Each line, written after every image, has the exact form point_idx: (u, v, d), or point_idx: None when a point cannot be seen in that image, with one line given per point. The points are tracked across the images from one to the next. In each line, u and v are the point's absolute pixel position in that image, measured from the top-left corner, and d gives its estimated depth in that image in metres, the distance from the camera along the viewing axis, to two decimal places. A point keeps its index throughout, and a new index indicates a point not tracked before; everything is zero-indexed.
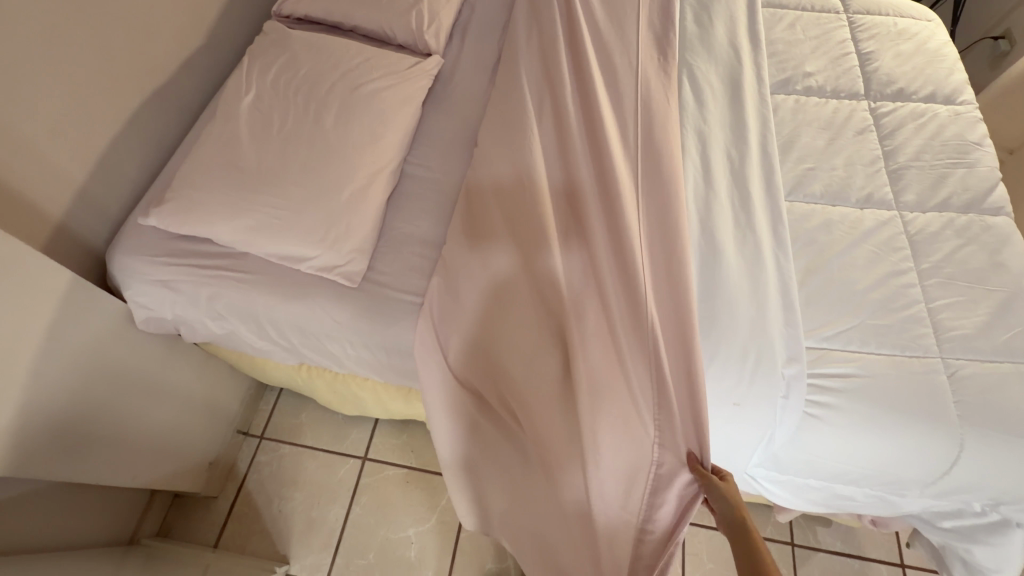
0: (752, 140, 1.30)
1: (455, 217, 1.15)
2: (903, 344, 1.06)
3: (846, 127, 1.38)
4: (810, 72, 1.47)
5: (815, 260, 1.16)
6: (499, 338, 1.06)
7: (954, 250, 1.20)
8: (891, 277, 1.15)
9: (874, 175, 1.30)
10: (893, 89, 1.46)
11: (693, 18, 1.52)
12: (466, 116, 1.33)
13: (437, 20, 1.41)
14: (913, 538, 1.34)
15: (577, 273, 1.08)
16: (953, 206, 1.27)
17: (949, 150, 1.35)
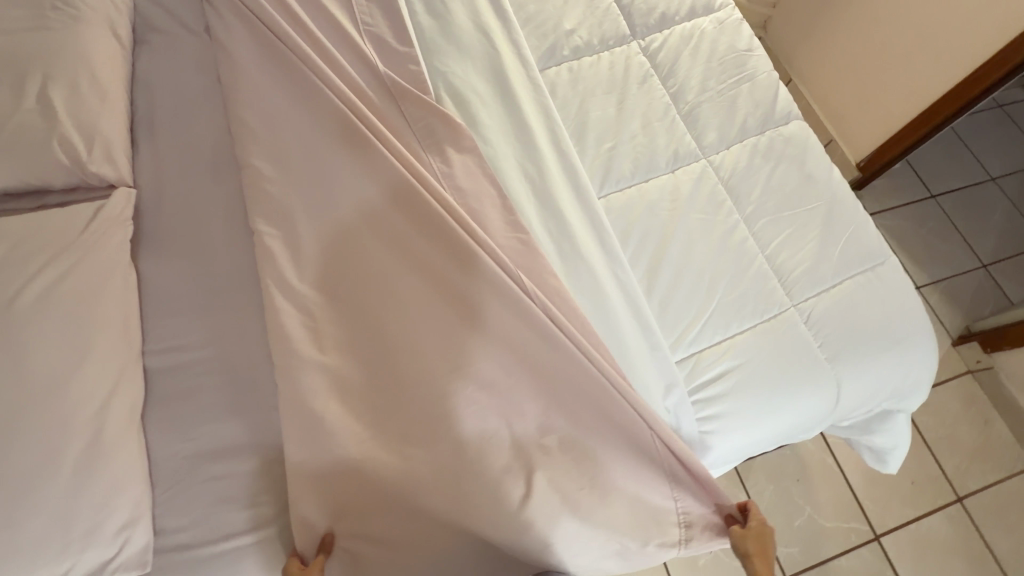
0: (542, 142, 1.13)
1: (246, 196, 1.03)
2: (758, 309, 1.03)
3: (628, 81, 1.25)
4: (571, 28, 1.29)
5: (652, 255, 1.06)
6: (359, 326, 0.95)
7: (769, 179, 1.16)
8: (724, 238, 1.08)
9: (673, 126, 1.20)
10: (656, 17, 1.33)
11: (424, 7, 1.26)
12: (200, 250, 1.01)
13: (98, 137, 1.02)
14: None
15: (389, 196, 1.02)
16: (751, 129, 1.22)
17: (728, 68, 1.29)
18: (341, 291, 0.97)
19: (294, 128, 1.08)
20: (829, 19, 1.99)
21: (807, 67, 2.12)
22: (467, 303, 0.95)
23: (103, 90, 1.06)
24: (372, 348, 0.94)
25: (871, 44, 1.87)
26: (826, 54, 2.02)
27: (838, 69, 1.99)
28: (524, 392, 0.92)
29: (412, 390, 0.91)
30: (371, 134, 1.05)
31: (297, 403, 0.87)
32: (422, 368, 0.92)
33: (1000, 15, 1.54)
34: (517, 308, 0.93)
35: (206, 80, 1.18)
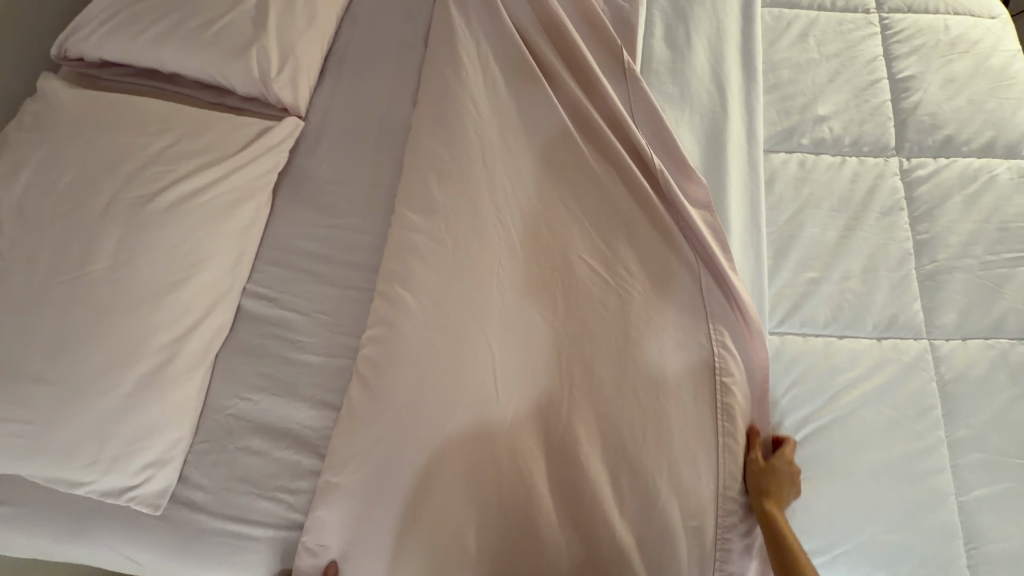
0: (733, 236, 0.93)
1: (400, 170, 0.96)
2: (922, 567, 0.77)
3: (867, 204, 0.99)
4: (824, 115, 1.05)
5: (807, 437, 0.83)
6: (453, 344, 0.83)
7: (1008, 407, 0.86)
8: (911, 453, 0.82)
9: (903, 284, 0.93)
10: (938, 138, 1.04)
11: (664, 33, 1.08)
12: (333, 208, 0.95)
13: (292, 57, 0.98)
14: None
15: (548, 217, 0.92)
16: (1008, 329, 0.92)
17: (1013, 236, 0.97)
18: (448, 301, 0.85)
19: (475, 117, 0.97)
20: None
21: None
22: (578, 354, 0.84)
23: (315, 13, 1.02)
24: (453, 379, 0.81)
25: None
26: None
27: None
28: (598, 510, 0.76)
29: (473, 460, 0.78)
30: (547, 154, 0.97)
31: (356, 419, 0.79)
32: (506, 398, 0.81)
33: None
34: (624, 401, 0.81)
35: (411, 32, 1.10)
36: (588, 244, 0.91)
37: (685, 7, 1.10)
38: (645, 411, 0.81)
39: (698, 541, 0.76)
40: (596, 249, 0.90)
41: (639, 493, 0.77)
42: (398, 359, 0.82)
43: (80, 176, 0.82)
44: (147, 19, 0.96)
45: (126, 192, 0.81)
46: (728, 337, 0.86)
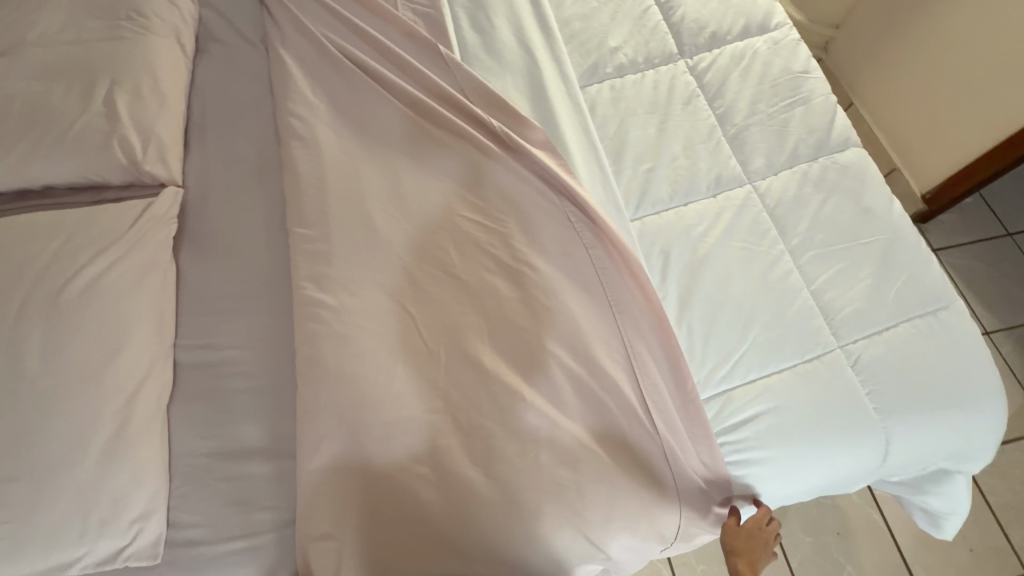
0: (576, 158, 1.10)
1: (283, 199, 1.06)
2: (799, 345, 0.95)
3: (671, 100, 1.21)
4: (615, 46, 1.27)
5: (686, 285, 1.00)
6: (377, 317, 0.94)
7: (819, 210, 1.08)
8: (764, 267, 1.02)
9: (717, 150, 1.15)
10: (706, 36, 1.29)
11: (470, 22, 1.27)
12: (236, 251, 1.04)
13: (153, 138, 1.08)
14: (931, 518, 1.15)
15: (423, 190, 1.06)
16: (803, 155, 1.15)
17: (782, 88, 1.23)
18: (364, 283, 0.96)
19: (337, 137, 1.11)
20: (946, 9, 1.88)
21: (869, 87, 2.18)
22: (482, 287, 0.96)
23: (162, 95, 1.13)
24: (388, 343, 0.92)
25: (994, 45, 1.78)
26: (909, 64, 2.01)
27: (920, 78, 1.99)
28: (540, 404, 0.88)
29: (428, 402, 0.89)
30: (405, 145, 1.11)
31: (313, 409, 0.87)
32: (436, 345, 0.93)
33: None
34: (532, 309, 0.94)
35: (257, 87, 1.23)
36: (464, 198, 1.05)
37: None
38: (551, 314, 0.94)
39: (629, 394, 0.89)
40: (471, 205, 1.04)
41: (570, 375, 0.90)
42: (334, 344, 0.91)
43: None
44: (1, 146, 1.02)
45: (34, 293, 0.87)
46: (598, 238, 1.01)
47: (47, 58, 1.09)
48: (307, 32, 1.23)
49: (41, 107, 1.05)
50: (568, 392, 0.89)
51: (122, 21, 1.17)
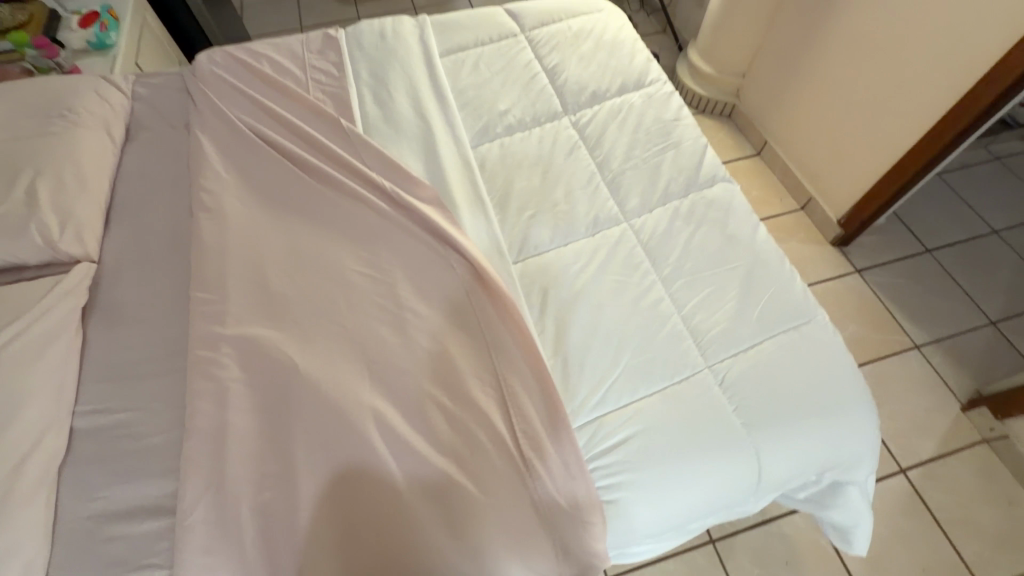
0: (463, 210, 1.20)
1: (188, 267, 1.14)
2: (668, 369, 1.00)
3: (554, 152, 1.33)
4: (504, 109, 1.41)
5: (562, 319, 1.06)
6: (266, 369, 0.98)
7: (688, 241, 1.17)
8: (636, 297, 1.09)
9: (595, 193, 1.25)
10: (587, 95, 1.44)
11: (374, 98, 1.42)
12: (142, 318, 1.11)
13: (72, 219, 1.17)
14: (840, 533, 1.18)
15: (320, 248, 1.14)
16: (674, 193, 1.26)
17: (655, 135, 1.35)
18: (256, 338, 1.02)
19: (242, 206, 1.21)
20: (821, 56, 2.06)
21: (780, 125, 2.36)
22: (369, 334, 1.02)
23: (85, 181, 1.24)
24: (274, 395, 0.96)
25: (864, 84, 1.92)
26: (806, 103, 2.19)
27: (818, 115, 2.15)
28: (417, 442, 0.92)
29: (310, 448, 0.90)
30: (306, 209, 1.21)
31: (196, 464, 0.89)
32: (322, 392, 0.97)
33: (964, 49, 1.60)
34: (413, 351, 1.00)
35: (177, 168, 1.34)
36: (359, 253, 1.14)
37: (383, 76, 1.45)
38: (431, 354, 1.00)
39: (501, 429, 0.94)
40: (361, 259, 1.12)
41: (447, 413, 0.95)
42: (223, 399, 0.95)
43: None
44: None
45: None
46: (480, 279, 1.08)
47: None
48: (223, 117, 1.37)
49: None
50: (444, 430, 0.93)
51: (53, 118, 1.30)
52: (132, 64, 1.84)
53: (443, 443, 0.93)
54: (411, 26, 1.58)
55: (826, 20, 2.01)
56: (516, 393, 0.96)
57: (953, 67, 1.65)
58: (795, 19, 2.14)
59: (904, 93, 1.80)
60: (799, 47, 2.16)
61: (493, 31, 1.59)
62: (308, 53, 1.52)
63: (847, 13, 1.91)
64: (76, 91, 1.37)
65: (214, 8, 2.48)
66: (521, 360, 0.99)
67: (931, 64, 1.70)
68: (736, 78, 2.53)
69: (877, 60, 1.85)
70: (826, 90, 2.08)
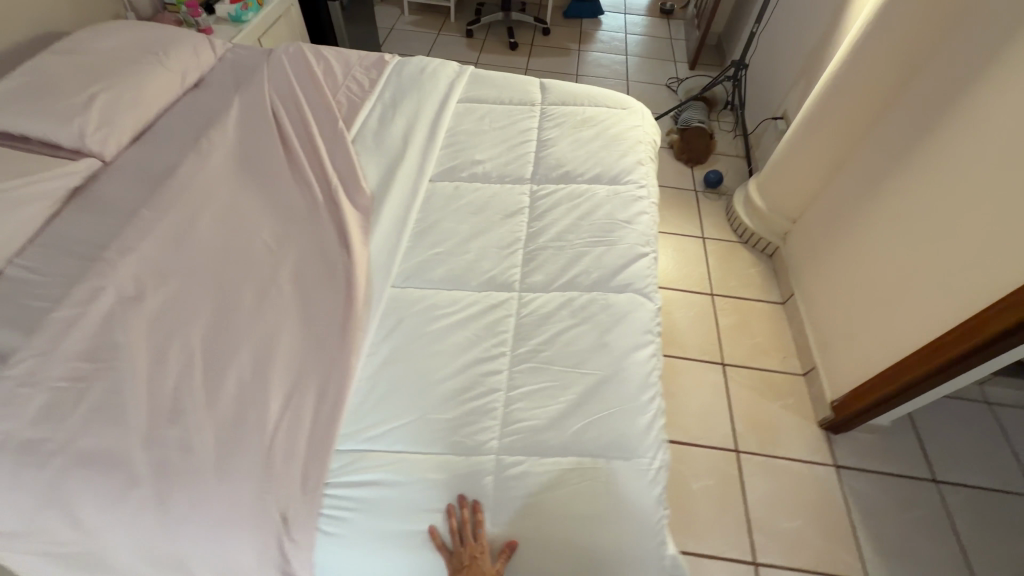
0: (382, 226, 1.30)
1: (155, 187, 1.35)
2: (456, 437, 0.98)
3: (496, 209, 1.38)
4: (479, 159, 1.50)
5: (397, 351, 1.09)
6: (144, 287, 1.13)
7: (560, 332, 1.14)
8: (474, 361, 1.09)
9: (506, 258, 1.28)
10: (559, 172, 1.48)
11: (380, 114, 1.59)
12: (103, 213, 1.32)
13: (108, 125, 1.46)
14: None
15: (252, 211, 1.29)
16: (579, 284, 1.23)
17: (597, 228, 1.35)
18: (156, 260, 1.18)
19: (225, 161, 1.43)
20: (865, 225, 1.90)
21: (811, 282, 2.18)
22: (233, 291, 1.13)
23: (138, 103, 1.54)
24: (133, 307, 1.09)
25: (894, 267, 1.73)
26: (838, 268, 2.01)
27: (845, 284, 1.96)
28: (201, 394, 0.97)
29: (122, 359, 1.00)
30: (266, 177, 1.38)
31: (43, 333, 1.04)
32: (167, 321, 1.07)
33: (995, 260, 1.38)
34: (255, 319, 1.08)
35: (208, 115, 1.60)
36: (279, 225, 1.26)
37: (399, 100, 1.63)
38: (267, 329, 1.07)
39: (276, 417, 0.95)
40: (273, 230, 1.25)
41: (244, 381, 0.99)
42: (97, 294, 1.10)
43: None
44: (13, 100, 1.44)
45: None
46: (348, 286, 1.15)
47: (83, 62, 1.57)
48: (262, 91, 1.64)
49: (55, 86, 1.48)
50: (230, 394, 0.98)
51: (149, 55, 1.66)
52: (256, 39, 2.26)
53: (221, 405, 0.96)
54: (451, 71, 1.78)
55: (879, 191, 1.86)
56: (309, 391, 1.00)
57: (974, 276, 1.44)
58: (852, 181, 2.01)
59: (928, 289, 1.58)
60: (849, 210, 2.01)
61: (515, 95, 1.72)
62: (357, 66, 1.77)
63: (897, 189, 1.76)
64: (179, 43, 1.74)
65: (355, 20, 2.96)
66: (333, 368, 1.03)
67: (958, 267, 1.49)
68: (786, 221, 2.40)
69: (912, 247, 1.67)
70: (860, 261, 1.90)
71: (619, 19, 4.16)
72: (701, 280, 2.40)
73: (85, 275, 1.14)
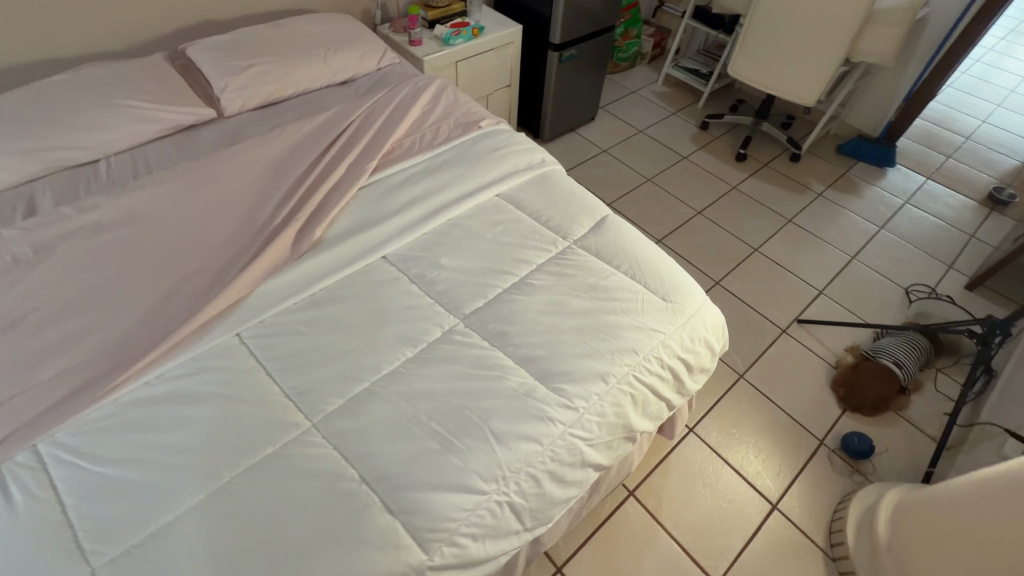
0: (292, 274, 1.26)
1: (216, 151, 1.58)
2: (94, 518, 0.88)
3: (397, 324, 1.18)
4: (441, 265, 1.30)
5: (164, 396, 1.04)
6: (117, 222, 1.34)
7: (287, 501, 0.92)
8: (194, 458, 0.95)
9: (346, 379, 1.09)
10: (498, 328, 1.18)
11: (414, 172, 1.53)
12: (181, 153, 1.61)
13: (244, 91, 1.76)
14: None
15: (237, 208, 1.41)
16: (367, 465, 0.97)
17: (458, 420, 1.03)
18: (146, 206, 1.39)
19: (274, 154, 1.58)
20: None
21: None
22: (147, 263, 1.26)
23: (279, 82, 1.82)
24: (94, 233, 1.31)
25: None
26: None
27: None
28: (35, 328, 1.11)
29: (40, 268, 1.22)
30: (276, 183, 1.48)
31: (39, 219, 1.32)
32: (93, 257, 1.26)
33: None
34: (127, 296, 1.18)
35: (316, 111, 1.79)
36: (235, 228, 1.35)
37: (443, 168, 1.54)
38: (122, 308, 1.16)
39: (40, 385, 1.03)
40: (226, 230, 1.34)
41: (61, 338, 1.10)
42: (90, 210, 1.35)
43: (113, 82, 1.66)
44: (213, 50, 1.85)
45: (114, 96, 1.62)
46: (200, 315, 1.15)
47: (278, 40, 1.92)
48: (362, 108, 1.75)
49: (242, 49, 1.85)
50: (46, 341, 1.09)
51: (323, 49, 1.93)
52: (452, 62, 2.44)
53: (32, 345, 1.08)
54: (524, 162, 1.59)
55: None
56: (76, 379, 1.04)
57: None
58: None
59: None
60: None
61: (557, 217, 1.44)
62: (454, 120, 1.73)
63: None
64: (355, 48, 1.99)
65: (575, 73, 2.93)
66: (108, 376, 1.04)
67: None
68: None
69: None
70: None
71: (913, 181, 3.11)
72: (718, 554, 1.68)
73: (105, 192, 1.41)
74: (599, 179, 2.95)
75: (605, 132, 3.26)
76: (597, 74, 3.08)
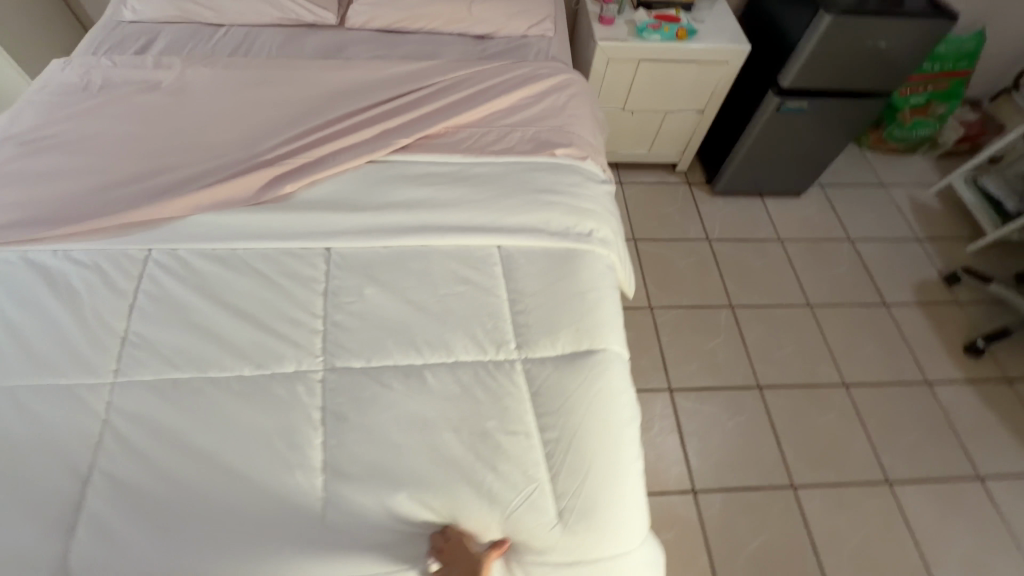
0: (234, 219, 1.14)
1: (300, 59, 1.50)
2: None
3: (267, 333, 1.01)
4: (364, 295, 1.06)
5: (55, 274, 1.05)
6: (169, 87, 1.37)
7: (29, 447, 0.87)
8: (18, 351, 0.95)
9: (176, 358, 0.97)
10: (343, 409, 0.92)
11: (438, 173, 1.26)
12: (281, 47, 1.58)
13: (371, 9, 1.63)
14: None
15: (257, 119, 1.31)
16: (109, 466, 0.86)
17: (215, 485, 0.86)
18: (199, 81, 1.38)
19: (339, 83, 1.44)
20: None
21: None
22: (150, 136, 1.25)
23: (409, 12, 1.64)
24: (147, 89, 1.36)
25: None
26: None
27: None
28: (36, 152, 1.20)
29: (88, 103, 1.31)
30: (309, 113, 1.34)
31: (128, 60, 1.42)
32: (125, 110, 1.30)
33: None
34: (110, 160, 1.20)
35: (422, 57, 1.58)
36: (237, 142, 1.26)
37: (469, 184, 1.23)
38: (97, 170, 1.18)
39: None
40: (228, 141, 1.27)
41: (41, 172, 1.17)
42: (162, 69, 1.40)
43: None
44: None
45: None
46: (132, 213, 1.11)
47: None
48: (457, 72, 1.48)
49: None
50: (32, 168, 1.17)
51: None
52: (634, 59, 1.97)
53: (22, 165, 1.18)
54: (564, 225, 1.20)
55: None
56: (16, 215, 1.10)
57: None
58: None
59: None
60: None
61: (534, 317, 1.05)
62: (536, 131, 1.36)
63: None
64: (510, 3, 1.68)
65: (797, 132, 2.17)
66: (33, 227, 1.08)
67: None
68: None
69: None
70: None
71: None
72: None
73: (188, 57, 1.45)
74: (745, 270, 2.25)
75: (800, 218, 2.46)
76: (832, 144, 2.24)
